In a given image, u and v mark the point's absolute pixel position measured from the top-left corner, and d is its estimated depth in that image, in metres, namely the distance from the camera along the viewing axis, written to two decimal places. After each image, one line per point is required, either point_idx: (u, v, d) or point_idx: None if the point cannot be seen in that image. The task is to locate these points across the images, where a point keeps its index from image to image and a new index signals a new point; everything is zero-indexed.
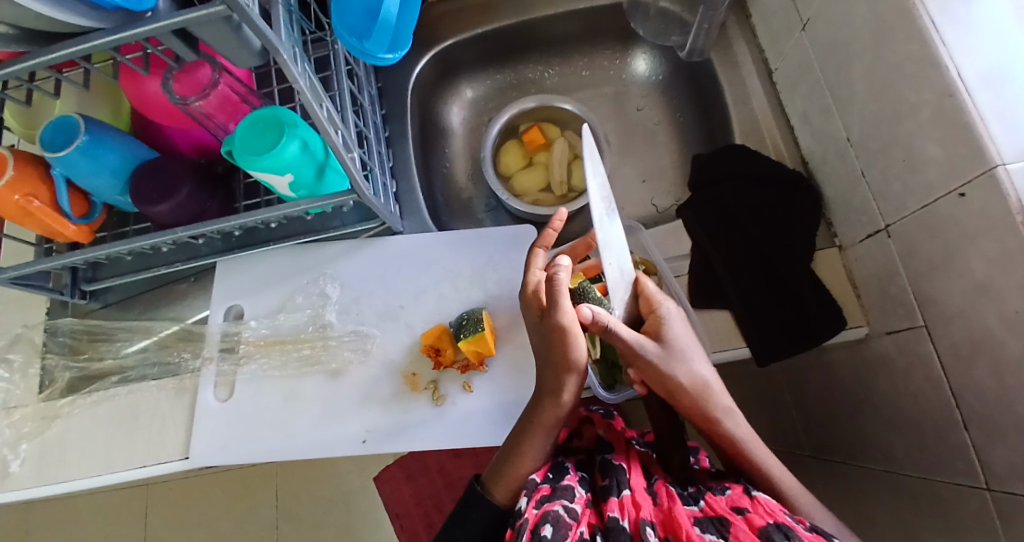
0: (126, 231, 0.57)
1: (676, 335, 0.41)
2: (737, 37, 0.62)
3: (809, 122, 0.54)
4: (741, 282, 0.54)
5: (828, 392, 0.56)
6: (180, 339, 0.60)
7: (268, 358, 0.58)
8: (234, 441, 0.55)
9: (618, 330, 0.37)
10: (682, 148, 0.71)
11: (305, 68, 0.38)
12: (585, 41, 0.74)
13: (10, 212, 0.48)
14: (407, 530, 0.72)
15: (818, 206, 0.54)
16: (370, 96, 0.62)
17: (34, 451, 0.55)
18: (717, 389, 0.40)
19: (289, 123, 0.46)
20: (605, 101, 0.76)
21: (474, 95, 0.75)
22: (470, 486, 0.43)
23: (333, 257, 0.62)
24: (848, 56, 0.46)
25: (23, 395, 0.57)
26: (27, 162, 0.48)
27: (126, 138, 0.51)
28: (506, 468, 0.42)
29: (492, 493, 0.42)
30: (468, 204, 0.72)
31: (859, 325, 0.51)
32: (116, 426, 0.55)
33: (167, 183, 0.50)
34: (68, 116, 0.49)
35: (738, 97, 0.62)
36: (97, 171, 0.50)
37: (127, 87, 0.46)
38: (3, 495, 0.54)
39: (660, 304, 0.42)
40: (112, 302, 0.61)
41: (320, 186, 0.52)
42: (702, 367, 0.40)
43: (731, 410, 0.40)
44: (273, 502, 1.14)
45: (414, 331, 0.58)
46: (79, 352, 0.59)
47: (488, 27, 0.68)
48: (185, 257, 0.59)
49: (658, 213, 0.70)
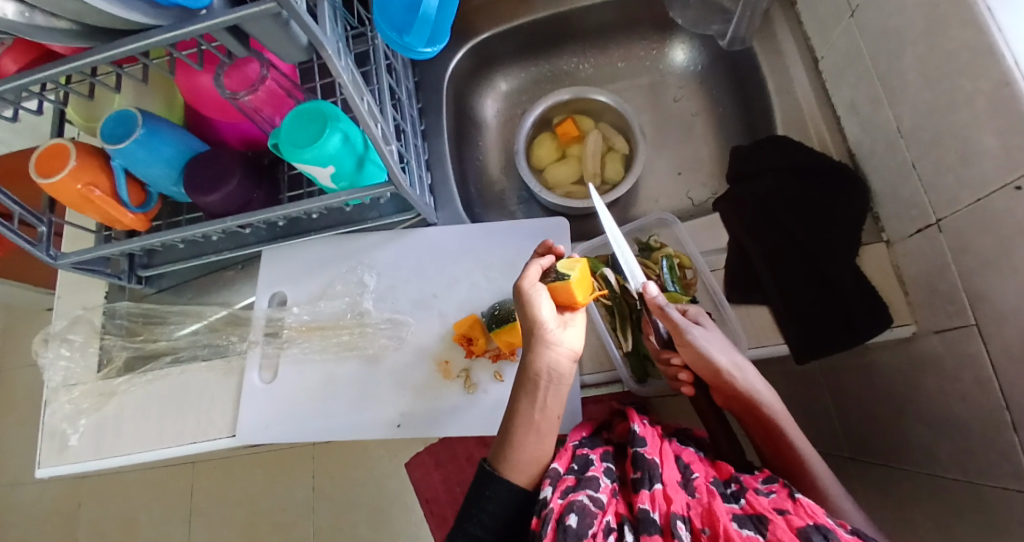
0: (179, 220, 0.60)
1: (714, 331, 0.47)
2: (781, 25, 0.61)
3: (857, 112, 0.52)
4: (779, 277, 0.53)
5: (870, 391, 0.55)
6: (228, 322, 0.64)
7: (309, 343, 0.61)
8: (277, 420, 0.58)
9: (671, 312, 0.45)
10: (720, 140, 0.70)
11: (347, 62, 0.39)
12: (621, 31, 0.73)
13: (73, 199, 0.51)
14: (435, 515, 0.74)
15: (865, 200, 0.52)
16: (407, 89, 0.63)
17: (92, 426, 0.59)
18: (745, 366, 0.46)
19: (332, 115, 0.48)
20: (641, 92, 0.74)
21: (509, 88, 0.75)
22: (481, 469, 0.42)
23: (370, 247, 0.63)
24: (901, 43, 0.44)
25: (82, 372, 0.61)
26: (88, 153, 0.51)
27: (180, 130, 0.54)
28: (509, 442, 0.41)
29: (505, 475, 0.41)
30: (501, 196, 0.73)
31: (907, 323, 0.49)
32: (169, 404, 0.58)
33: (218, 174, 0.53)
34: (126, 110, 0.51)
35: (782, 87, 0.60)
36: (153, 161, 0.52)
37: (182, 82, 0.48)
38: (65, 467, 0.58)
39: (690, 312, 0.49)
40: (166, 287, 0.65)
41: (360, 178, 0.54)
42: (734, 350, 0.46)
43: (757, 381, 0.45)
44: (309, 483, 1.19)
45: (447, 319, 0.59)
46: (135, 334, 0.63)
47: (523, 19, 0.68)
48: (233, 245, 0.62)
49: (694, 206, 0.69)
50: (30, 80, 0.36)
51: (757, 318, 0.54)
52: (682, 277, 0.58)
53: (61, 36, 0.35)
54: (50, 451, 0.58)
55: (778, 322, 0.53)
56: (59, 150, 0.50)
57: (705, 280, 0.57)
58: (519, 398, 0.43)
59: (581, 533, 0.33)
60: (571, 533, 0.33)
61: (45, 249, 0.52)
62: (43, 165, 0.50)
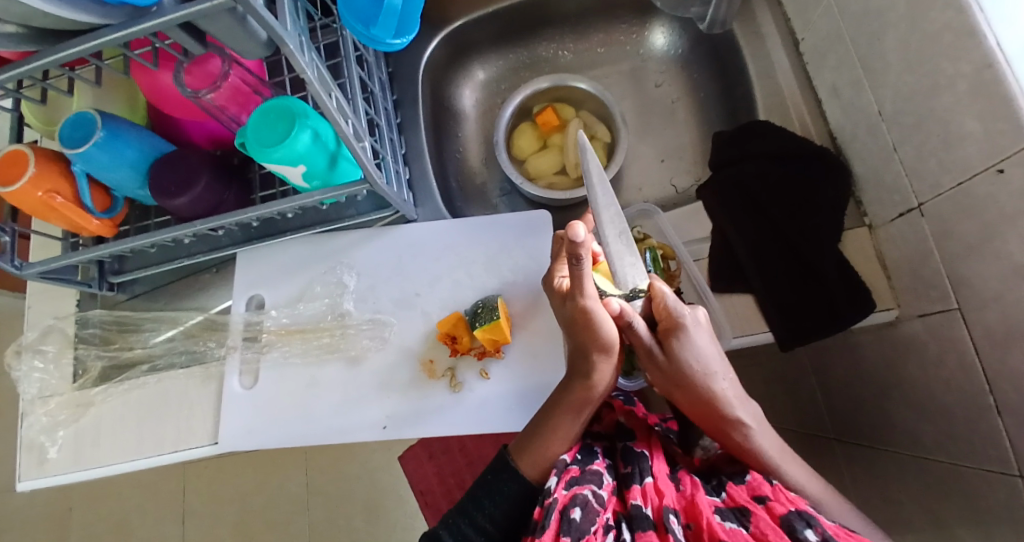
0: (148, 224, 0.58)
1: (690, 347, 0.37)
2: (762, 6, 0.59)
3: (839, 95, 0.51)
4: (764, 265, 0.52)
5: (855, 375, 0.55)
6: (204, 328, 0.61)
7: (289, 346, 0.59)
8: (260, 426, 0.56)
9: (639, 327, 0.39)
10: (702, 124, 0.68)
11: (312, 57, 0.38)
12: (599, 15, 0.71)
13: (35, 207, 0.49)
14: (429, 506, 0.73)
15: (847, 184, 0.51)
16: (381, 82, 0.61)
17: (70, 438, 0.58)
18: (731, 401, 0.38)
19: (300, 113, 0.46)
20: (621, 77, 0.73)
21: (487, 77, 0.73)
22: (499, 457, 0.42)
23: (348, 247, 0.62)
24: (881, 24, 0.43)
25: (57, 383, 0.59)
26: (48, 158, 0.49)
27: (143, 132, 0.52)
28: (539, 443, 0.40)
29: (520, 467, 0.41)
30: (483, 189, 0.71)
31: (889, 308, 0.49)
32: (149, 412, 0.57)
33: (184, 176, 0.51)
34: (84, 112, 0.49)
35: (762, 69, 0.59)
36: (116, 165, 0.50)
37: (141, 81, 0.46)
38: (45, 480, 0.57)
39: (673, 315, 0.37)
40: (139, 293, 0.63)
41: (333, 176, 0.52)
42: (712, 381, 0.38)
43: (746, 423, 0.38)
44: (302, 480, 1.19)
45: (430, 318, 0.58)
46: (110, 342, 0.61)
47: (498, 5, 0.66)
48: (207, 248, 0.60)
49: (677, 195, 0.68)
50: None
51: (741, 307, 0.53)
52: (667, 268, 0.57)
53: (6, 41, 0.33)
54: (29, 465, 0.57)
55: (764, 311, 0.52)
56: (19, 157, 0.48)
57: (689, 270, 0.57)
58: (566, 408, 0.41)
59: (584, 529, 0.32)
60: (575, 526, 0.32)
61: (9, 259, 0.50)
62: (2, 174, 0.48)
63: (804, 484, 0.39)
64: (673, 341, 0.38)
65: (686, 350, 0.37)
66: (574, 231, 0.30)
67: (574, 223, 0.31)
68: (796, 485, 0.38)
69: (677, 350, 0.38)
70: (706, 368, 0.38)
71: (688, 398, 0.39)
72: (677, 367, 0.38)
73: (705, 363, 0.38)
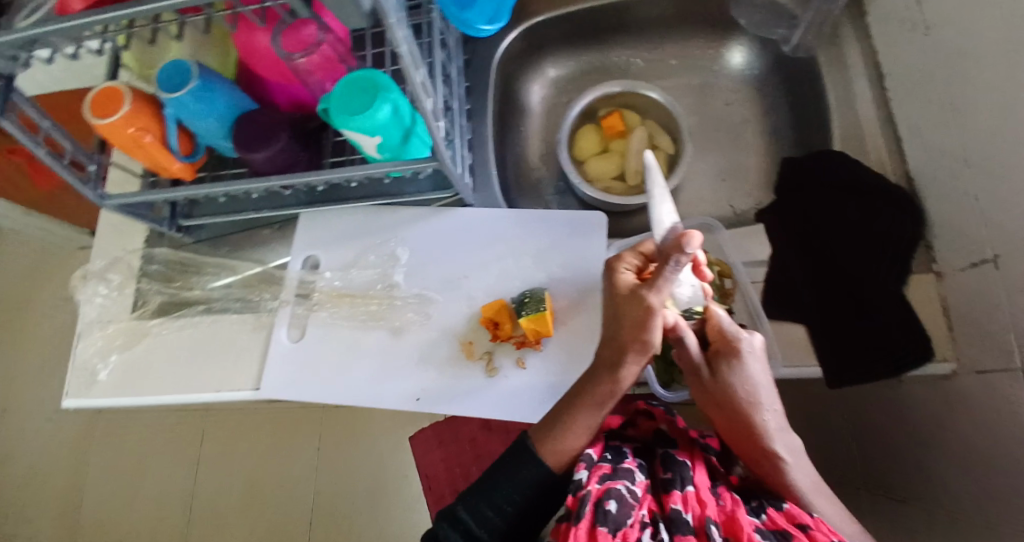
0: (223, 174, 0.61)
1: (739, 374, 0.38)
2: (850, 36, 0.58)
3: (921, 134, 0.50)
4: (816, 299, 0.53)
5: (896, 424, 0.53)
6: (261, 280, 0.65)
7: (338, 308, 0.61)
8: (302, 379, 0.59)
9: (688, 343, 0.39)
10: (770, 149, 0.68)
11: (408, 32, 0.39)
12: (679, 28, 0.71)
13: (124, 142, 0.52)
14: (432, 491, 0.75)
15: (920, 226, 0.50)
16: (458, 67, 0.62)
17: (121, 364, 0.61)
18: (771, 435, 0.38)
19: (383, 86, 0.48)
20: (691, 92, 0.73)
21: (557, 75, 0.74)
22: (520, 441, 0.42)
23: (404, 222, 0.64)
24: (981, 67, 0.42)
25: (116, 310, 0.63)
26: (142, 98, 0.51)
27: (233, 86, 0.54)
28: (561, 434, 0.40)
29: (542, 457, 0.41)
30: (538, 184, 0.72)
31: (947, 360, 0.47)
32: (197, 351, 0.60)
33: (266, 133, 0.53)
34: (182, 61, 0.51)
35: (842, 100, 0.58)
36: (205, 114, 0.53)
37: (239, 38, 0.49)
38: (90, 401, 0.60)
39: (726, 337, 0.38)
40: (204, 239, 0.66)
41: (404, 151, 0.54)
42: (753, 410, 0.38)
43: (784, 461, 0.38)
44: (314, 445, 1.22)
45: (474, 301, 0.59)
46: (171, 280, 0.65)
47: (580, 6, 0.67)
48: (271, 206, 0.63)
49: (735, 216, 0.67)
50: (94, 20, 0.35)
51: (795, 335, 0.51)
52: (720, 285, 0.55)
53: None
54: (77, 386, 0.60)
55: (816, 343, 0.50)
56: (113, 93, 0.50)
57: (744, 291, 0.54)
58: (587, 400, 0.41)
59: (620, 521, 0.33)
60: (611, 517, 0.32)
61: (93, 187, 0.55)
62: (96, 106, 0.50)
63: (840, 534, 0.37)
64: (722, 363, 0.39)
65: (733, 375, 0.38)
66: (691, 241, 0.32)
67: (691, 232, 0.32)
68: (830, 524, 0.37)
69: (725, 373, 0.38)
70: (753, 395, 0.38)
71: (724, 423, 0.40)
72: (721, 388, 0.39)
73: (751, 392, 0.38)
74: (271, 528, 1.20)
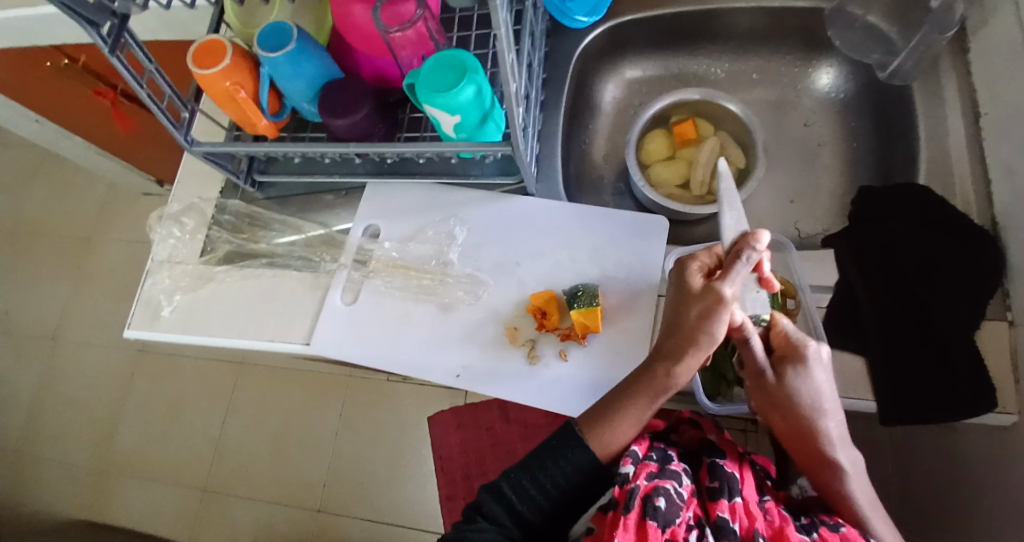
0: (303, 136, 0.64)
1: (805, 380, 0.38)
2: (952, 68, 0.56)
3: (1018, 178, 0.47)
4: (886, 331, 0.49)
5: (945, 473, 0.52)
6: (323, 242, 0.67)
7: (392, 278, 0.63)
8: (349, 341, 0.61)
9: (753, 345, 0.40)
10: (844, 176, 0.66)
11: (507, 15, 0.40)
12: (766, 43, 0.69)
13: (218, 94, 0.55)
14: (444, 473, 0.76)
15: (1002, 273, 0.48)
16: (540, 58, 0.63)
17: (184, 303, 0.65)
18: (833, 441, 0.38)
19: (472, 67, 0.49)
20: (769, 109, 0.71)
21: (634, 77, 0.74)
22: (568, 425, 0.43)
23: (465, 203, 0.65)
24: None
25: (186, 254, 0.67)
26: (240, 55, 0.54)
27: (324, 54, 0.57)
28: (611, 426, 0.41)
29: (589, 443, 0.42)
30: (599, 183, 0.72)
31: (1009, 413, 0.45)
32: (257, 301, 0.63)
33: (349, 102, 0.56)
34: (283, 24, 0.54)
35: (934, 134, 0.56)
36: (296, 77, 0.56)
37: (338, 9, 0.52)
38: (154, 334, 0.64)
39: (795, 344, 0.39)
40: (273, 196, 0.69)
41: (479, 133, 0.55)
42: (817, 416, 0.38)
43: (844, 468, 0.38)
44: (338, 409, 1.26)
45: (524, 289, 0.60)
46: (239, 232, 0.68)
47: (669, 9, 0.67)
48: (342, 171, 0.65)
49: (799, 238, 0.66)
50: None
51: (852, 368, 0.48)
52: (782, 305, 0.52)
53: None
54: (142, 320, 0.65)
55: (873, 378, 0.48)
56: (217, 48, 0.53)
57: (807, 312, 0.51)
58: (638, 389, 0.42)
59: (668, 519, 0.33)
60: (660, 514, 0.33)
61: (183, 132, 0.58)
62: (200, 58, 0.53)
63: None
64: (788, 369, 0.39)
65: (800, 382, 0.38)
66: (756, 239, 0.33)
67: (759, 230, 0.33)
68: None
69: (790, 379, 0.39)
70: (818, 402, 0.38)
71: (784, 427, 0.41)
72: (785, 392, 0.39)
73: (816, 400, 0.38)
74: (289, 482, 1.25)
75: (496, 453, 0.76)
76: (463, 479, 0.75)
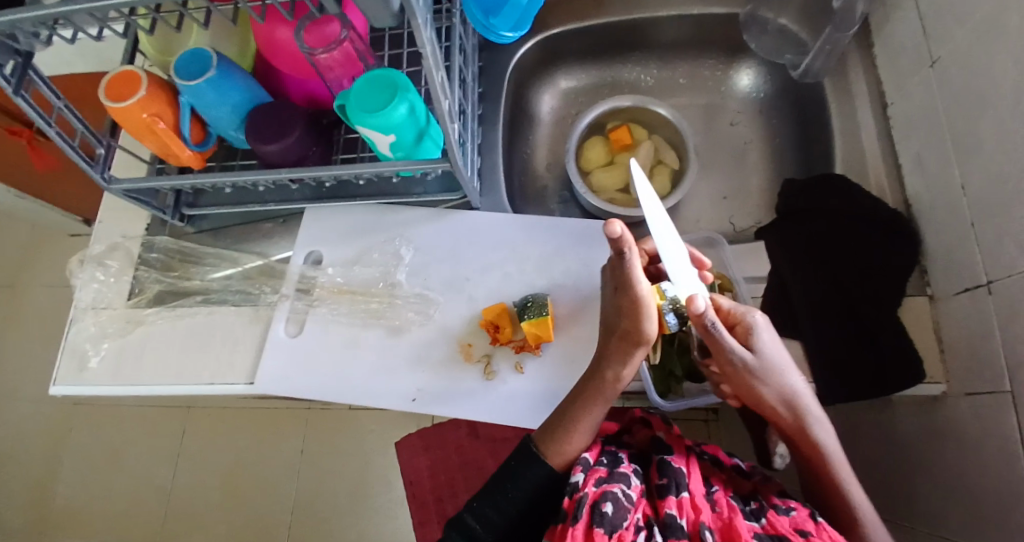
0: (233, 165, 0.62)
1: (765, 347, 0.40)
2: (856, 66, 0.60)
3: (922, 164, 0.51)
4: (818, 316, 0.52)
5: (883, 443, 0.55)
6: (261, 273, 0.64)
7: (338, 305, 0.61)
8: (296, 374, 0.58)
9: (717, 329, 0.36)
10: (771, 170, 0.70)
11: (432, 35, 0.40)
12: (690, 49, 0.73)
13: (137, 127, 0.51)
14: (415, 498, 0.74)
15: (915, 253, 0.51)
16: (473, 72, 0.63)
17: (113, 351, 0.60)
18: (804, 400, 0.41)
19: (403, 86, 0.48)
20: (699, 111, 0.75)
21: (569, 87, 0.76)
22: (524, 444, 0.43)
23: (411, 221, 0.64)
24: (982, 104, 0.44)
25: (112, 297, 0.62)
26: (158, 84, 0.51)
27: (250, 79, 0.55)
28: (561, 431, 0.42)
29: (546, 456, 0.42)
30: (543, 192, 0.73)
31: (938, 381, 0.48)
32: (193, 341, 0.59)
33: (280, 126, 0.54)
34: (203, 49, 0.52)
35: (846, 127, 0.60)
36: (220, 103, 0.53)
37: (261, 31, 0.50)
38: (79, 387, 0.59)
39: (744, 314, 0.40)
40: (205, 229, 0.66)
41: (417, 151, 0.54)
42: (792, 377, 0.40)
43: (816, 423, 0.41)
44: (298, 445, 1.20)
45: (475, 304, 0.60)
46: (170, 269, 0.64)
47: (597, 21, 0.69)
48: (278, 199, 0.63)
49: (735, 232, 0.69)
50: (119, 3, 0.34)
51: None
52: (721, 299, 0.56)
53: None
54: (67, 370, 0.59)
55: (809, 361, 0.52)
56: (131, 78, 0.50)
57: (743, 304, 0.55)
58: (586, 393, 0.42)
59: (616, 523, 0.33)
60: (607, 520, 0.33)
61: (100, 170, 0.54)
62: (112, 89, 0.50)
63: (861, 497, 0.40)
64: (750, 341, 0.39)
65: (764, 350, 0.39)
66: (612, 229, 0.33)
67: (612, 221, 0.33)
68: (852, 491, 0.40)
69: (757, 349, 0.39)
70: (780, 368, 0.39)
71: (768, 396, 0.40)
72: (759, 364, 0.39)
73: (779, 364, 0.40)
74: (249, 527, 1.18)
75: (467, 476, 0.73)
76: (433, 503, 0.73)
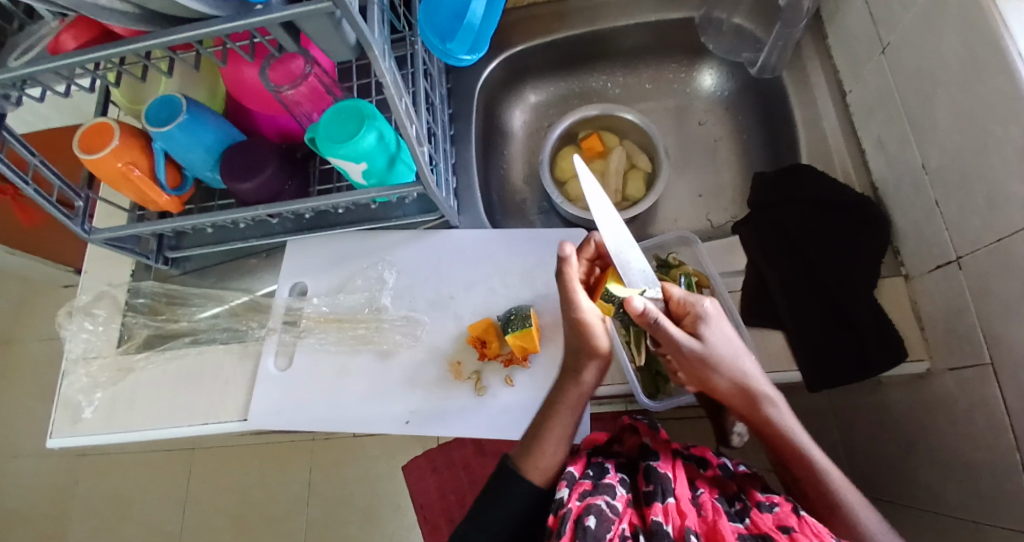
0: (211, 205, 0.63)
1: (715, 334, 0.38)
2: (813, 58, 0.62)
3: (884, 148, 0.53)
4: (797, 305, 0.52)
5: (878, 425, 0.55)
6: (247, 308, 0.65)
7: (325, 333, 0.62)
8: (289, 407, 0.58)
9: (665, 326, 0.36)
10: (743, 164, 0.71)
11: (390, 64, 0.41)
12: (652, 54, 0.74)
13: (111, 176, 0.52)
14: (428, 522, 0.74)
15: (887, 235, 0.52)
16: (440, 95, 0.65)
17: (106, 400, 0.60)
18: (758, 382, 0.39)
19: (370, 114, 0.49)
20: (667, 114, 0.76)
21: (538, 100, 0.77)
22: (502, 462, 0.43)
23: (393, 244, 0.65)
24: (933, 86, 0.45)
25: (102, 346, 0.63)
26: (130, 133, 0.52)
27: (221, 120, 0.56)
28: (531, 445, 0.42)
29: (523, 471, 0.42)
30: (522, 205, 0.74)
31: (921, 358, 0.49)
32: (185, 382, 0.60)
33: (254, 163, 0.55)
34: (172, 95, 0.53)
35: (809, 117, 0.61)
36: (193, 146, 0.54)
37: (228, 73, 0.51)
38: (75, 439, 0.59)
39: (695, 304, 0.38)
40: (189, 270, 0.66)
41: (390, 176, 0.55)
42: (740, 361, 0.38)
43: (772, 400, 0.39)
44: (304, 478, 1.19)
45: (462, 322, 0.60)
46: (158, 313, 0.64)
47: (558, 35, 0.70)
48: (260, 234, 0.64)
49: (713, 229, 0.70)
50: (82, 60, 0.35)
51: (774, 345, 0.53)
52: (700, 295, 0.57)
53: (121, 18, 0.34)
54: (62, 423, 0.59)
55: (793, 349, 0.52)
56: (103, 129, 0.51)
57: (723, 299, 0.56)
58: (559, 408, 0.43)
59: (598, 536, 0.33)
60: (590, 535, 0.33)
61: (80, 223, 0.54)
62: (85, 142, 0.51)
63: (831, 472, 0.38)
64: (700, 328, 0.38)
65: (714, 338, 0.38)
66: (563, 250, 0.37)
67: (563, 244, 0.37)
68: (829, 472, 0.38)
69: (706, 338, 0.38)
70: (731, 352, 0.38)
71: (720, 380, 0.38)
72: (709, 351, 0.37)
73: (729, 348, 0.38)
74: None
75: (474, 490, 0.73)
76: (446, 525, 0.72)
